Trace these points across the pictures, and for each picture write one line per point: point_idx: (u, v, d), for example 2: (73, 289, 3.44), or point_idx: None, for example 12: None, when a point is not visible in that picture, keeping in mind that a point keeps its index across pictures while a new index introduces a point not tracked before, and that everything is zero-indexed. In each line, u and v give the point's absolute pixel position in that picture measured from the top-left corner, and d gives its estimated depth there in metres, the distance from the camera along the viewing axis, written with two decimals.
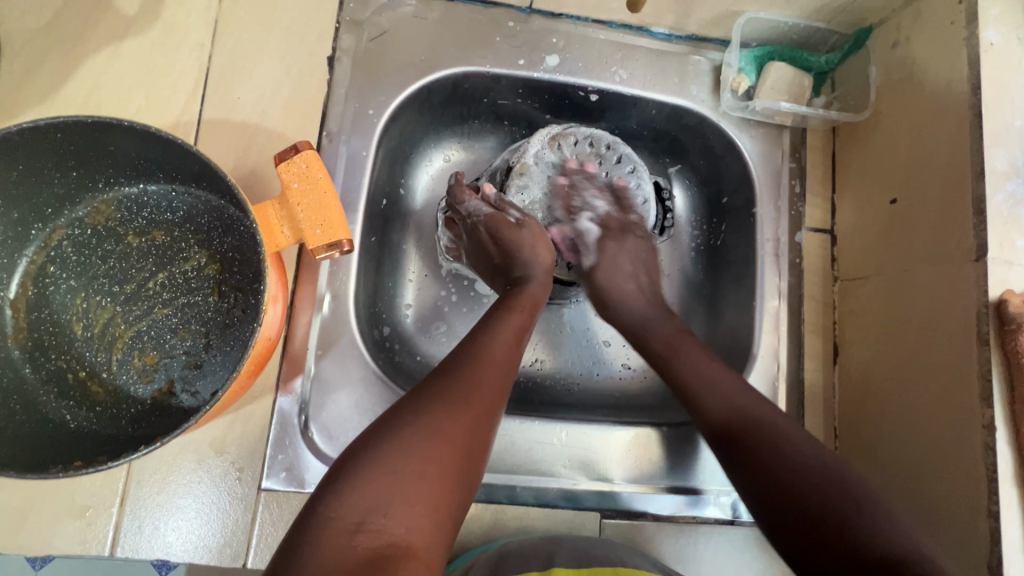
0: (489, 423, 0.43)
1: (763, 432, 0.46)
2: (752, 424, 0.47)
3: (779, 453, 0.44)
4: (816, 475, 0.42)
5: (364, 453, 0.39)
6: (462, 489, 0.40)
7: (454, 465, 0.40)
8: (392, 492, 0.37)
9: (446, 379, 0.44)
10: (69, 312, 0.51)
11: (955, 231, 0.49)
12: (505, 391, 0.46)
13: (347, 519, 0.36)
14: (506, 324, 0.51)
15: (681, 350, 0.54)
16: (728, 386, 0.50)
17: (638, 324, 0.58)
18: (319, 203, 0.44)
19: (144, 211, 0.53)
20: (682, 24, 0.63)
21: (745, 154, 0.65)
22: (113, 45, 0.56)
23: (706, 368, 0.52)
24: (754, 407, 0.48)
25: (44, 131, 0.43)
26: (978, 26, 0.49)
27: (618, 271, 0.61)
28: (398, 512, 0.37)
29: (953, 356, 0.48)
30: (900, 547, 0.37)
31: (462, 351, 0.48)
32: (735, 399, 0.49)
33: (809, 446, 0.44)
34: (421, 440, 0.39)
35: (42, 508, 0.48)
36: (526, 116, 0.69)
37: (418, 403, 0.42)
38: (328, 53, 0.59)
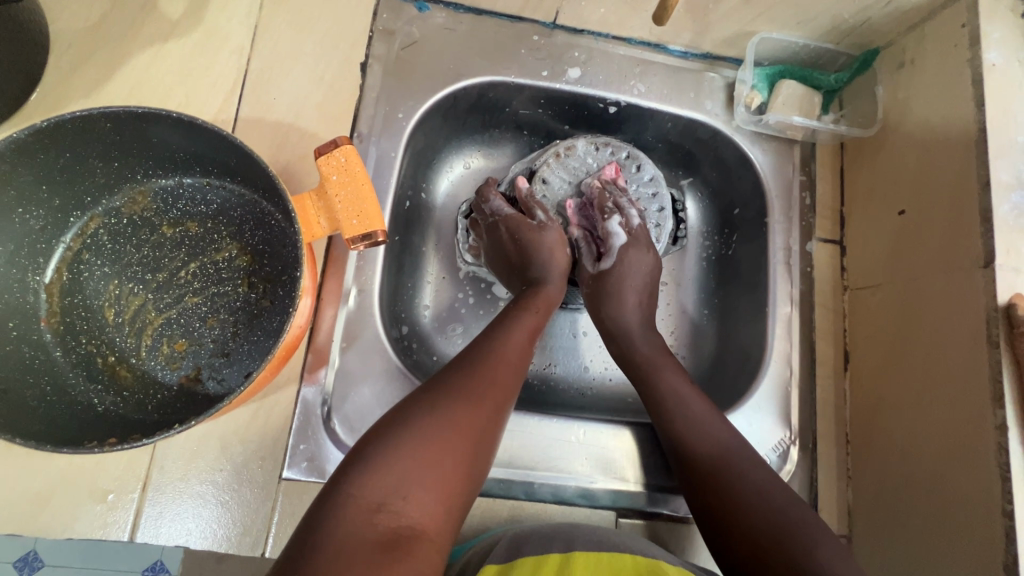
0: (501, 416, 0.45)
1: (739, 492, 0.45)
2: (728, 472, 0.46)
3: (739, 495, 0.45)
4: (770, 516, 0.42)
5: (383, 437, 0.40)
6: (474, 476, 0.41)
7: (471, 453, 0.41)
8: (412, 474, 0.38)
9: (462, 371, 0.46)
10: (101, 298, 0.52)
11: (964, 240, 0.51)
12: (517, 388, 0.48)
13: (368, 499, 0.37)
14: (522, 324, 0.53)
15: (663, 367, 0.54)
16: (708, 425, 0.49)
17: (624, 336, 0.57)
18: (356, 196, 0.46)
19: (179, 203, 0.55)
20: (698, 43, 0.66)
21: (757, 166, 0.67)
22: (157, 46, 0.58)
23: (688, 401, 0.51)
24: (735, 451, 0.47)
25: (94, 119, 0.45)
26: (981, 48, 0.52)
27: (626, 279, 0.58)
28: (418, 495, 0.38)
29: (965, 360, 0.49)
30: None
31: (477, 346, 0.49)
32: (717, 436, 0.49)
33: (762, 477, 0.45)
34: (441, 426, 0.41)
35: (64, 491, 0.49)
36: (545, 126, 0.72)
37: (435, 392, 0.43)
38: (362, 59, 0.62)
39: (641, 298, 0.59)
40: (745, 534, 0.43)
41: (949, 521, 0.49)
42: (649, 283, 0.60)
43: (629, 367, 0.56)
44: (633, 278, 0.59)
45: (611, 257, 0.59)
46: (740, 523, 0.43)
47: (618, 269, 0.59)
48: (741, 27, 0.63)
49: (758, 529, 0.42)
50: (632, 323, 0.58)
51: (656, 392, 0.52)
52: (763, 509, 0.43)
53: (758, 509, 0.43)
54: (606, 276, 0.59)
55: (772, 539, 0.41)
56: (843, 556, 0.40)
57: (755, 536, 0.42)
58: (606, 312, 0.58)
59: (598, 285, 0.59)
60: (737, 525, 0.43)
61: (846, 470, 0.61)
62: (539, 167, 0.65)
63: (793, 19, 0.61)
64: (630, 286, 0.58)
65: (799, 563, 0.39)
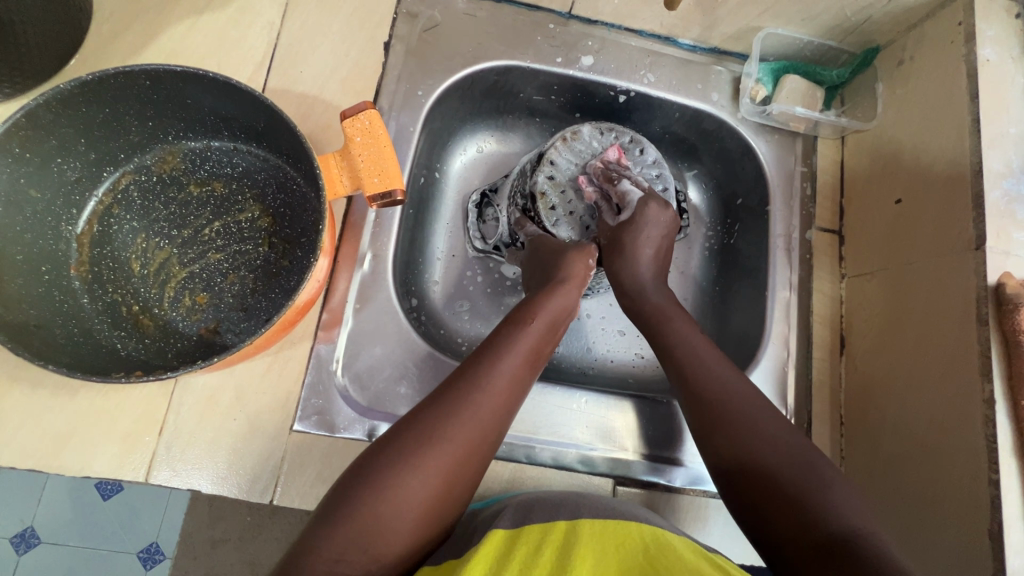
0: (478, 462, 0.45)
1: (748, 433, 0.46)
2: (736, 416, 0.47)
3: (746, 435, 0.46)
4: (778, 456, 0.44)
5: (361, 481, 0.42)
6: (445, 522, 0.43)
7: (438, 507, 0.42)
8: (376, 531, 0.40)
9: (438, 414, 0.44)
10: (129, 250, 0.55)
11: (956, 224, 0.53)
12: (504, 417, 0.47)
13: (334, 546, 0.39)
14: (517, 348, 0.50)
15: (672, 317, 0.55)
16: (718, 371, 0.50)
17: (636, 292, 0.58)
18: (378, 155, 0.49)
19: (206, 165, 0.57)
20: (706, 37, 0.69)
21: (760, 156, 0.70)
22: (192, 18, 0.61)
23: (699, 352, 0.52)
24: (746, 398, 0.48)
25: (135, 76, 0.48)
26: (976, 44, 0.55)
27: (643, 234, 0.59)
28: (383, 551, 0.40)
29: (956, 339, 0.51)
30: (848, 527, 0.39)
31: (464, 375, 0.47)
32: (726, 383, 0.49)
33: (771, 422, 0.46)
34: (410, 484, 0.41)
35: (85, 432, 0.51)
36: (557, 114, 0.75)
37: (408, 440, 0.43)
38: (385, 39, 0.65)
39: (656, 253, 0.60)
40: (757, 477, 0.44)
41: (940, 493, 0.50)
42: (664, 238, 0.60)
43: (638, 316, 0.57)
44: (650, 233, 0.59)
45: (628, 212, 0.59)
46: (747, 459, 0.45)
47: (638, 225, 0.58)
48: (748, 22, 0.66)
49: (766, 468, 0.44)
50: (644, 276, 0.58)
51: (668, 341, 0.54)
52: (770, 449, 0.45)
53: (766, 451, 0.45)
54: (624, 232, 0.59)
55: (775, 477, 0.43)
56: (850, 495, 0.42)
57: (762, 474, 0.44)
58: (621, 268, 0.58)
59: (616, 240, 0.59)
60: (744, 460, 0.45)
61: (839, 451, 0.62)
62: (546, 151, 0.64)
63: (798, 16, 0.64)
64: (648, 240, 0.59)
65: (810, 501, 0.41)
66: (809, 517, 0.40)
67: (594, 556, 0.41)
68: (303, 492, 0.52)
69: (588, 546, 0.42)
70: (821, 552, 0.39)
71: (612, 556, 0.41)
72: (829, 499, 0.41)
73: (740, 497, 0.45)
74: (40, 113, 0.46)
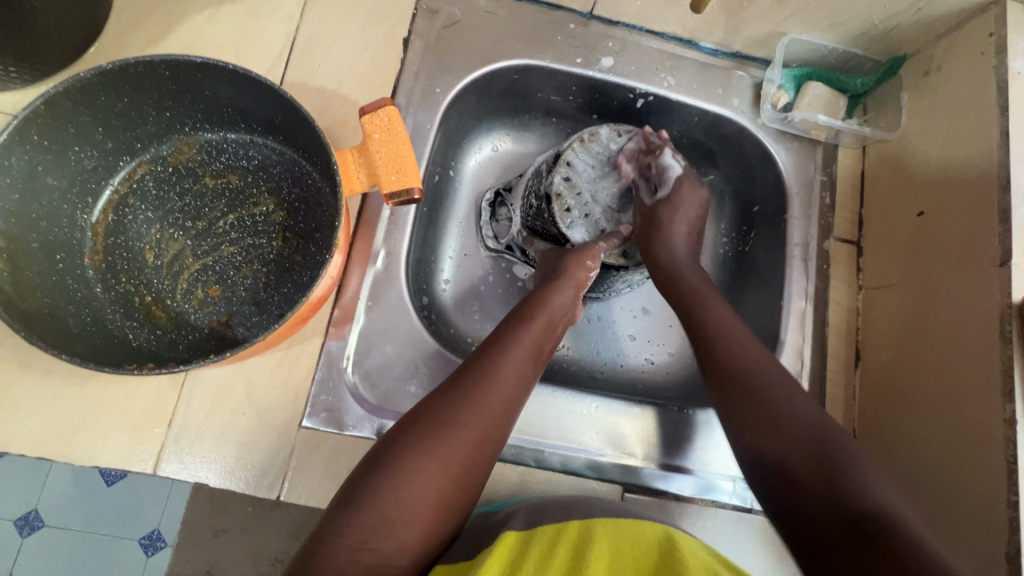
0: (492, 448, 0.46)
1: (779, 413, 0.47)
2: (769, 397, 0.48)
3: (777, 415, 0.47)
4: (809, 435, 0.45)
5: (380, 468, 0.42)
6: (461, 509, 0.44)
7: (454, 492, 0.43)
8: (395, 517, 0.41)
9: (446, 407, 0.45)
10: (143, 241, 0.55)
11: (981, 238, 0.52)
12: (511, 409, 0.48)
13: (352, 536, 0.40)
14: (519, 340, 0.51)
15: (705, 298, 0.58)
16: (750, 355, 0.52)
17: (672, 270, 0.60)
18: (395, 153, 0.48)
19: (222, 157, 0.57)
20: (729, 42, 0.68)
21: (779, 163, 0.69)
22: (212, 9, 0.61)
23: (731, 334, 0.53)
24: (775, 375, 0.50)
25: (154, 66, 0.48)
26: (1007, 56, 0.53)
27: (680, 212, 0.64)
28: (403, 537, 0.41)
29: (976, 357, 0.50)
30: (876, 508, 0.39)
31: (471, 367, 0.48)
32: (756, 366, 0.51)
33: (803, 406, 0.47)
34: (423, 472, 0.42)
35: (94, 421, 0.50)
36: (574, 114, 0.74)
37: (423, 428, 0.44)
38: (404, 35, 0.64)
39: (690, 231, 0.64)
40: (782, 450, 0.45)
41: (957, 513, 0.49)
42: (694, 219, 0.66)
43: (672, 290, 0.60)
44: (688, 211, 0.64)
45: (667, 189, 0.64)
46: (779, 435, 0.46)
47: (676, 202, 0.64)
48: (772, 26, 0.64)
49: (797, 446, 0.45)
50: (679, 256, 0.61)
51: (701, 319, 0.55)
52: (802, 431, 0.46)
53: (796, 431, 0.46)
54: (665, 210, 0.63)
55: (801, 450, 0.44)
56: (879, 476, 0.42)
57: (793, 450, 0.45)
58: (658, 247, 0.61)
59: (654, 217, 0.63)
60: (773, 438, 0.46)
61: None
62: (562, 151, 0.61)
63: (824, 22, 0.63)
64: (683, 220, 0.64)
65: (837, 476, 0.42)
66: (839, 495, 0.41)
67: (610, 553, 0.41)
68: (311, 489, 0.52)
69: (602, 542, 0.42)
70: (847, 527, 0.39)
71: (626, 553, 0.41)
72: (858, 479, 0.42)
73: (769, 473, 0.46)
74: (59, 101, 0.46)
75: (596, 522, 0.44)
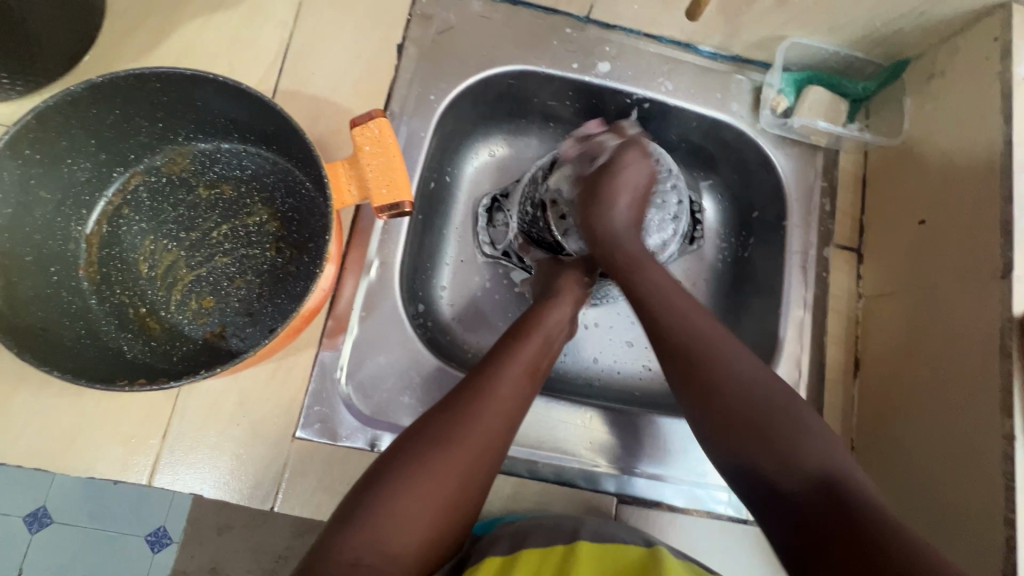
0: (492, 463, 0.46)
1: (721, 382, 0.45)
2: (707, 364, 0.46)
3: (717, 389, 0.45)
4: (761, 405, 0.43)
5: (381, 481, 0.43)
6: (457, 527, 0.44)
7: (453, 506, 0.43)
8: (392, 531, 0.41)
9: (440, 426, 0.45)
10: (137, 252, 0.55)
11: (982, 250, 0.51)
12: (508, 428, 0.47)
13: (347, 554, 0.40)
14: (516, 359, 0.51)
15: (644, 264, 0.53)
16: (691, 318, 0.49)
17: (611, 239, 0.55)
18: (387, 166, 0.48)
19: (216, 167, 0.57)
20: (728, 45, 0.67)
21: (779, 169, 0.68)
22: (205, 17, 0.60)
23: (667, 292, 0.51)
24: (713, 339, 0.47)
25: (145, 79, 0.47)
26: (1012, 61, 0.52)
27: (620, 177, 0.58)
28: (401, 551, 0.41)
29: (976, 373, 0.49)
30: (834, 475, 0.39)
31: (467, 384, 0.48)
32: (697, 328, 0.48)
33: (745, 362, 0.46)
34: (416, 488, 0.42)
35: (90, 433, 0.51)
36: (572, 119, 0.73)
37: (420, 445, 0.44)
38: (398, 42, 0.63)
39: (634, 200, 0.58)
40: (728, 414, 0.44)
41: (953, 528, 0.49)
42: (643, 186, 0.58)
43: (610, 264, 0.55)
44: (628, 177, 0.58)
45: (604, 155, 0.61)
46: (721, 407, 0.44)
47: (613, 168, 0.58)
48: (772, 30, 0.63)
49: (742, 417, 0.43)
50: (618, 224, 0.56)
51: (637, 286, 0.52)
52: (744, 398, 0.44)
53: (741, 396, 0.44)
54: (601, 175, 0.58)
55: (763, 416, 0.43)
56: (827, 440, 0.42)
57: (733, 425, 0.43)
58: (595, 218, 0.57)
59: (594, 186, 0.58)
60: (719, 421, 0.44)
61: None
62: (558, 155, 0.63)
63: (825, 26, 0.62)
64: (625, 187, 0.57)
65: (792, 453, 0.41)
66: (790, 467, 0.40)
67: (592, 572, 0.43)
68: (303, 500, 0.52)
69: (585, 561, 0.43)
70: (806, 495, 0.39)
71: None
72: (806, 445, 0.41)
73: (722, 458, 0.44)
74: (50, 115, 0.46)
75: (580, 544, 0.45)
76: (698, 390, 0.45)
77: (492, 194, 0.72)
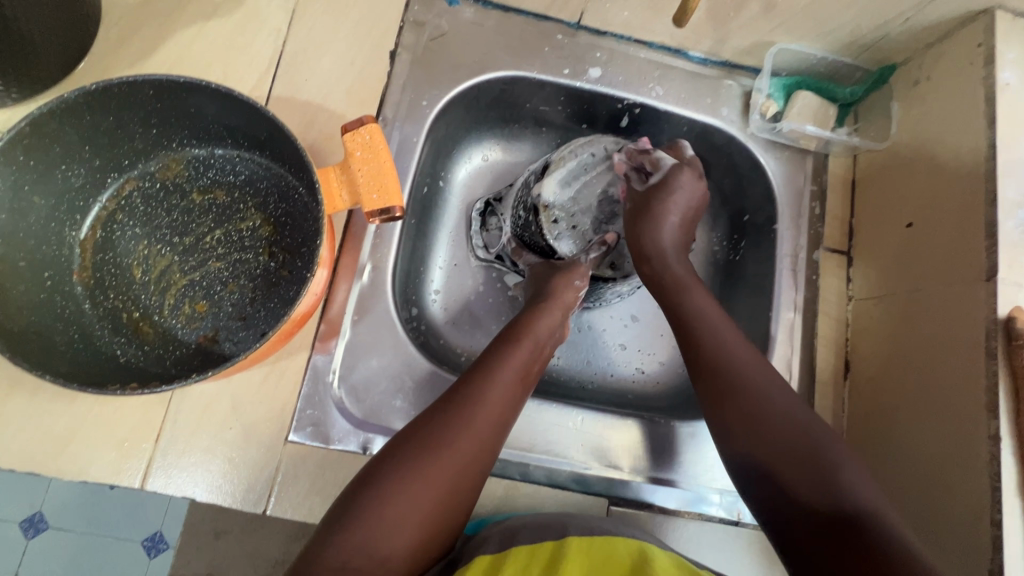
0: (481, 467, 0.46)
1: (766, 413, 0.47)
2: (751, 394, 0.48)
3: (759, 415, 0.47)
4: (794, 435, 0.45)
5: (372, 485, 0.43)
6: (447, 531, 0.44)
7: (442, 511, 0.44)
8: (383, 535, 0.41)
9: (433, 431, 0.46)
10: (131, 256, 0.55)
11: (968, 253, 0.51)
12: (498, 433, 0.48)
13: (337, 557, 0.40)
14: (508, 364, 0.51)
15: (688, 289, 0.55)
16: (734, 348, 0.51)
17: (658, 258, 0.57)
18: (377, 171, 0.48)
19: (209, 172, 0.58)
20: (718, 51, 0.68)
21: (769, 173, 0.68)
22: (199, 24, 0.61)
23: (711, 319, 0.53)
24: (756, 372, 0.49)
25: (139, 86, 0.48)
26: (996, 67, 0.53)
27: (673, 199, 0.57)
28: (389, 555, 0.41)
29: (962, 374, 0.50)
30: (860, 507, 0.41)
31: (459, 389, 0.49)
32: (739, 357, 0.50)
33: (779, 394, 0.48)
34: (408, 492, 0.43)
35: (84, 437, 0.51)
36: (564, 124, 0.74)
37: (412, 449, 0.45)
38: (391, 48, 0.64)
39: (682, 221, 0.58)
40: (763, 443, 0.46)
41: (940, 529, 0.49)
42: (688, 210, 0.59)
43: (655, 283, 0.57)
44: (679, 199, 0.58)
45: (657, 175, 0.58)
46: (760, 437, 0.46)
47: (671, 188, 0.57)
48: (760, 37, 0.64)
49: (786, 447, 0.45)
50: (667, 243, 0.57)
51: (682, 310, 0.54)
52: (777, 427, 0.46)
53: (786, 425, 0.46)
54: (656, 193, 0.57)
55: (792, 446, 0.45)
56: (861, 475, 0.43)
57: (775, 455, 0.45)
58: (645, 234, 0.57)
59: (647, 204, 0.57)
60: (758, 447, 0.46)
61: None
62: (552, 159, 0.61)
63: (813, 32, 0.62)
64: (675, 207, 0.58)
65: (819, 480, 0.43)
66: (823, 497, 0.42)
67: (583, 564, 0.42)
68: (296, 503, 0.52)
69: (574, 554, 0.43)
70: (831, 527, 0.41)
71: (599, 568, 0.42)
72: (833, 478, 0.43)
73: (751, 480, 0.46)
74: (45, 121, 0.46)
75: (568, 540, 0.44)
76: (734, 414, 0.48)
77: (485, 198, 0.72)
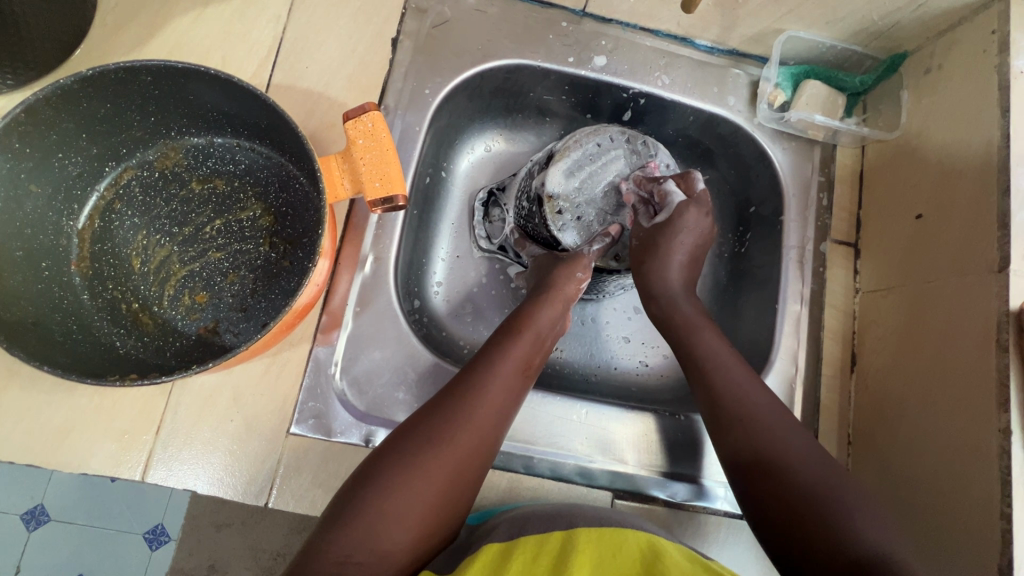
0: (482, 460, 0.46)
1: (778, 456, 0.46)
2: (764, 436, 0.48)
3: (772, 458, 0.46)
4: (809, 479, 0.44)
5: (372, 479, 0.43)
6: (448, 524, 0.44)
7: (443, 504, 0.43)
8: (383, 529, 0.41)
9: (432, 424, 0.45)
10: (129, 247, 0.54)
11: (980, 243, 0.51)
12: (499, 426, 0.48)
13: (337, 552, 0.39)
14: (508, 357, 0.50)
15: (699, 331, 0.56)
16: (745, 389, 0.51)
17: (666, 300, 0.58)
18: (380, 159, 0.48)
19: (209, 162, 0.57)
20: (725, 39, 0.67)
21: (776, 164, 0.68)
22: (197, 10, 0.60)
23: (724, 362, 0.53)
24: (770, 415, 0.49)
25: (136, 71, 0.47)
26: (1010, 54, 0.52)
27: (678, 238, 0.58)
28: (391, 549, 0.41)
29: (970, 368, 0.49)
30: (877, 552, 0.40)
31: (460, 382, 0.48)
32: (753, 400, 0.50)
33: (794, 438, 0.47)
34: (408, 485, 0.42)
35: (83, 429, 0.51)
36: (568, 113, 0.73)
37: (412, 442, 0.44)
38: (392, 35, 0.63)
39: (686, 258, 0.59)
40: (782, 486, 0.45)
41: (950, 525, 0.49)
42: (696, 245, 0.60)
43: (666, 329, 0.58)
44: (684, 238, 0.59)
45: (666, 213, 0.58)
46: (773, 480, 0.45)
47: (675, 228, 0.58)
48: (769, 24, 0.63)
49: (801, 489, 0.44)
50: (673, 283, 0.58)
51: (695, 353, 0.54)
52: (794, 471, 0.45)
53: (802, 468, 0.45)
54: (660, 234, 0.59)
55: (807, 488, 0.44)
56: (877, 520, 0.42)
57: (785, 497, 0.44)
58: (649, 274, 0.58)
59: (651, 240, 0.59)
60: (773, 488, 0.45)
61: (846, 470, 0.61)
62: (558, 150, 0.59)
63: (822, 19, 0.61)
64: (679, 245, 0.59)
65: (834, 523, 0.41)
66: (834, 539, 0.41)
67: (593, 557, 0.41)
68: (298, 496, 0.52)
69: (584, 547, 0.42)
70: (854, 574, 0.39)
71: (610, 561, 0.41)
72: (852, 523, 0.41)
73: (763, 521, 0.45)
74: (40, 108, 0.45)
75: (578, 532, 0.44)
76: (747, 459, 0.47)
77: (487, 188, 0.71)
